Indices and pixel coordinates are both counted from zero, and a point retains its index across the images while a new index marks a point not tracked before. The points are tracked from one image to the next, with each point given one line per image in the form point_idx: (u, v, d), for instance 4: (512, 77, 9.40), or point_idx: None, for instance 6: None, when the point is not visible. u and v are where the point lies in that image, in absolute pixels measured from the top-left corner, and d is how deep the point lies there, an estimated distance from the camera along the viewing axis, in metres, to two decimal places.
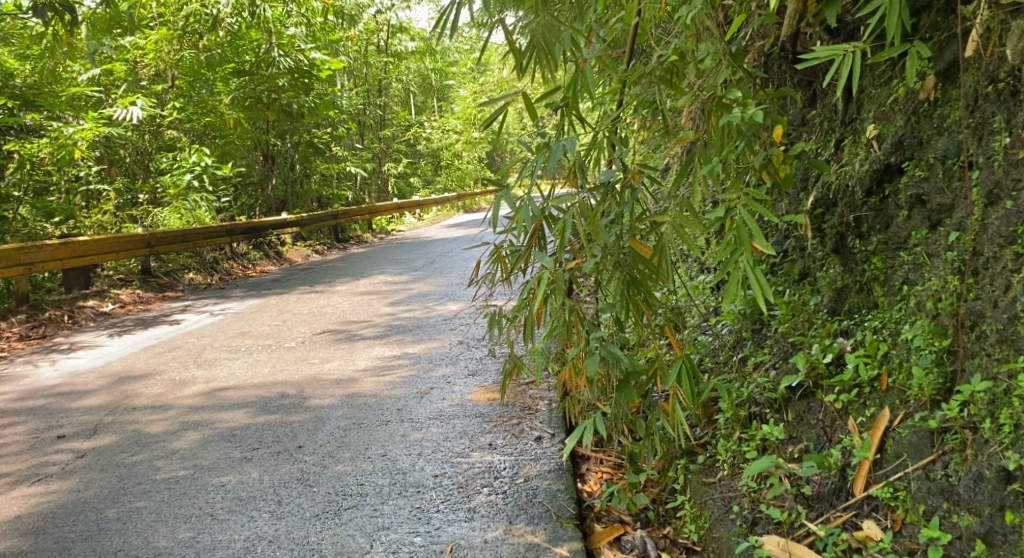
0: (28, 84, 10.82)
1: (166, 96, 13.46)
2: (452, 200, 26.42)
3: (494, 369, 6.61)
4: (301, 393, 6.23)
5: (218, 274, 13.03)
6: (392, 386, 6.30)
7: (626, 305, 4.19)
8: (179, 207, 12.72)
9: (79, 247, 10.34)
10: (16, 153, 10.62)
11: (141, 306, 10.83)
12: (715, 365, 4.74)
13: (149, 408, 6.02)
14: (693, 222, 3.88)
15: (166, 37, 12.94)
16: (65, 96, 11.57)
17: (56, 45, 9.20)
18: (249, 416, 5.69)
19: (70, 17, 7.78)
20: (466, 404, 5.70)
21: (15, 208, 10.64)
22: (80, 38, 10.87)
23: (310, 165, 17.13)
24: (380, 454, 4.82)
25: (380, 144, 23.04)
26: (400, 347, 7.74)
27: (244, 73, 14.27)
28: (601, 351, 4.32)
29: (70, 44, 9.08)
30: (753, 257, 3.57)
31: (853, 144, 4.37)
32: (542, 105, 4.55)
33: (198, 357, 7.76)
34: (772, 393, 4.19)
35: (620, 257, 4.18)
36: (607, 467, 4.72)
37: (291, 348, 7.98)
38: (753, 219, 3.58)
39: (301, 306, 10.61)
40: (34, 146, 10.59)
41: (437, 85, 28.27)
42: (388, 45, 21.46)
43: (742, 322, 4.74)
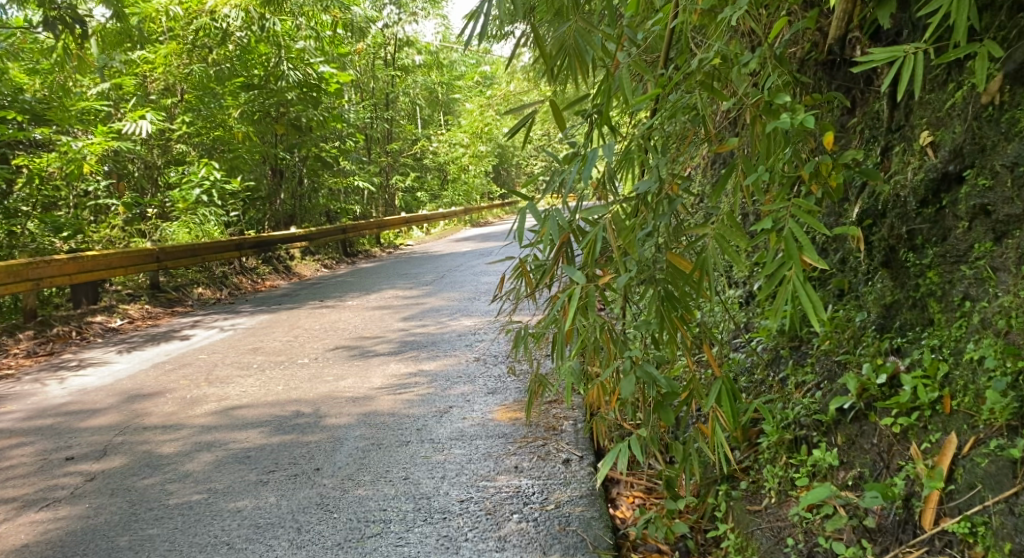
0: (37, 100, 10.94)
1: (175, 109, 13.36)
2: (460, 214, 26.26)
3: (515, 387, 6.41)
4: (317, 412, 6.05)
5: (227, 289, 12.88)
6: (410, 405, 6.10)
7: (662, 321, 3.98)
8: (188, 221, 12.59)
9: (87, 262, 10.18)
10: (25, 168, 10.50)
11: (150, 321, 10.66)
12: (753, 385, 4.54)
13: (160, 427, 5.85)
14: (736, 233, 3.66)
15: (175, 51, 12.84)
16: (76, 111, 11.40)
17: (65, 57, 9.07)
18: (264, 436, 5.51)
19: (79, 28, 7.65)
20: (489, 424, 5.50)
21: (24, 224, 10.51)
22: (91, 52, 10.79)
23: (318, 179, 16.98)
24: (401, 478, 4.62)
25: (387, 158, 22.91)
26: (415, 364, 7.55)
27: (252, 88, 14.01)
28: (636, 372, 4.07)
29: (80, 56, 8.96)
30: (803, 273, 3.36)
31: (904, 152, 4.17)
32: (571, 112, 4.36)
33: (209, 375, 7.58)
34: (822, 415, 4.00)
35: (655, 272, 4.01)
36: (638, 491, 4.52)
37: (304, 365, 7.80)
38: (801, 231, 3.36)
39: (312, 321, 10.42)
40: (43, 160, 10.48)
41: (443, 99, 28.16)
42: (395, 58, 21.37)
43: (779, 339, 4.54)
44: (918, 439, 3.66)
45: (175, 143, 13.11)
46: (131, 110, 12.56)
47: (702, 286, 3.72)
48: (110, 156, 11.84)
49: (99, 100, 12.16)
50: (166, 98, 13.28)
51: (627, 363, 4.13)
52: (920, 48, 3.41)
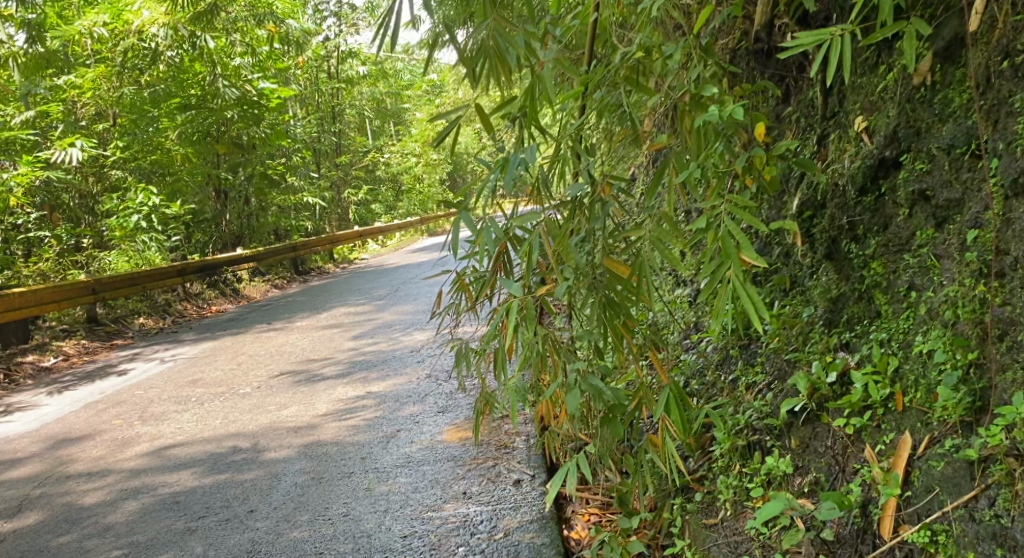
0: None
1: (107, 134, 13.02)
2: (415, 223, 25.89)
3: (466, 405, 6.14)
4: (256, 446, 5.74)
5: (171, 317, 12.47)
6: (354, 432, 5.82)
7: (604, 330, 3.73)
8: (127, 250, 12.22)
9: (15, 299, 9.76)
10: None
11: (86, 357, 10.26)
12: (707, 390, 4.29)
13: (86, 474, 5.53)
14: (672, 235, 3.38)
15: (104, 75, 12.38)
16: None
17: None
18: (196, 477, 5.20)
19: None
20: (437, 446, 5.24)
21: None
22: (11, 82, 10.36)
23: (267, 199, 16.55)
24: (341, 514, 4.36)
25: (336, 172, 22.50)
26: (363, 386, 7.25)
27: (189, 107, 13.60)
28: (581, 385, 3.80)
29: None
30: (743, 272, 3.07)
31: (838, 139, 4.00)
32: (498, 116, 4.13)
33: (144, 412, 7.22)
34: (772, 419, 3.79)
35: (594, 278, 3.76)
36: (594, 508, 4.27)
37: (246, 395, 7.47)
38: (737, 228, 3.10)
39: (258, 346, 10.07)
40: None
41: (392, 108, 27.73)
42: (339, 70, 21.01)
43: (727, 337, 4.32)
44: (871, 439, 3.48)
45: (109, 169, 12.73)
46: (59, 138, 12.16)
47: (640, 293, 3.47)
48: (40, 188, 11.37)
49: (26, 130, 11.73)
50: (99, 122, 12.96)
51: (571, 376, 3.84)
52: (847, 29, 3.22)
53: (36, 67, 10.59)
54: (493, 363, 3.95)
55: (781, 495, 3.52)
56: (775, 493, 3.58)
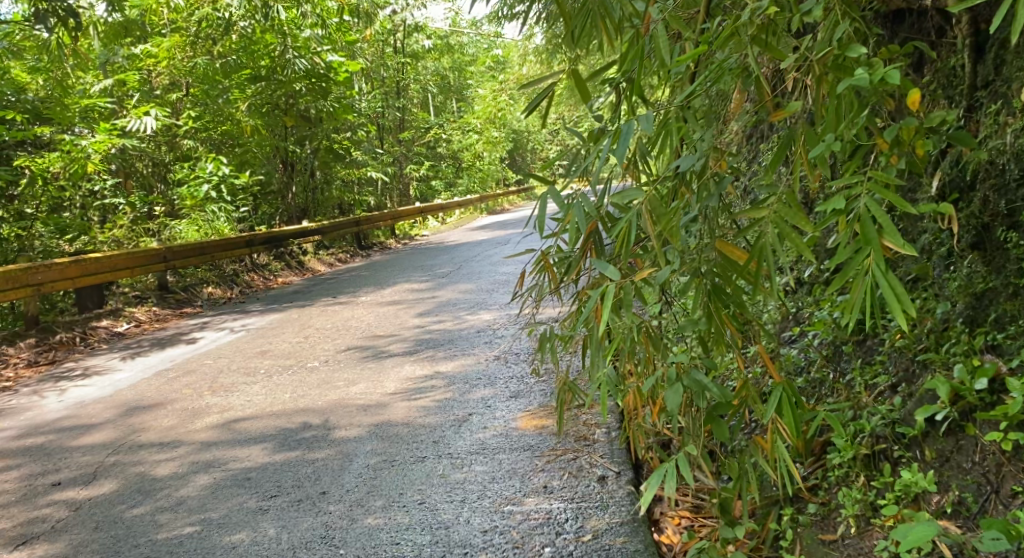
0: (41, 99, 10.59)
1: (181, 104, 12.95)
2: (474, 201, 25.75)
3: (540, 390, 5.88)
4: (326, 423, 5.55)
5: (239, 287, 12.40)
6: (425, 413, 5.59)
7: (710, 321, 3.41)
8: (197, 219, 12.16)
9: (91, 264, 9.73)
10: (26, 169, 10.02)
11: (158, 324, 10.21)
12: (826, 389, 3.98)
13: (157, 445, 5.37)
14: (798, 217, 3.05)
15: (178, 44, 12.41)
16: (78, 109, 11.07)
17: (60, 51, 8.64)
18: (267, 453, 5.02)
19: (73, 21, 7.19)
20: (512, 434, 4.99)
21: (28, 226, 10.06)
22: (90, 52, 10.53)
23: (331, 172, 16.45)
24: (416, 502, 4.13)
25: (400, 148, 22.39)
26: (431, 365, 7.04)
27: (259, 79, 13.57)
28: (683, 380, 3.48)
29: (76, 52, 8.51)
30: (886, 260, 2.80)
31: (996, 113, 3.63)
32: (596, 81, 3.83)
33: (213, 383, 7.09)
34: (905, 428, 3.48)
35: (701, 263, 3.44)
36: (685, 511, 3.99)
37: (314, 369, 7.31)
38: (879, 209, 2.82)
39: (324, 320, 9.92)
40: (46, 160, 10.01)
41: (456, 85, 27.54)
42: (406, 46, 20.88)
43: (837, 332, 4.05)
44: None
45: (182, 138, 12.64)
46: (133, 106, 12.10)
47: (757, 281, 3.14)
48: (117, 155, 11.40)
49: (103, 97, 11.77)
50: (172, 92, 12.84)
51: (670, 369, 3.52)
52: None
53: (114, 35, 10.56)
54: (582, 350, 3.69)
55: (923, 518, 3.19)
56: (914, 513, 3.24)
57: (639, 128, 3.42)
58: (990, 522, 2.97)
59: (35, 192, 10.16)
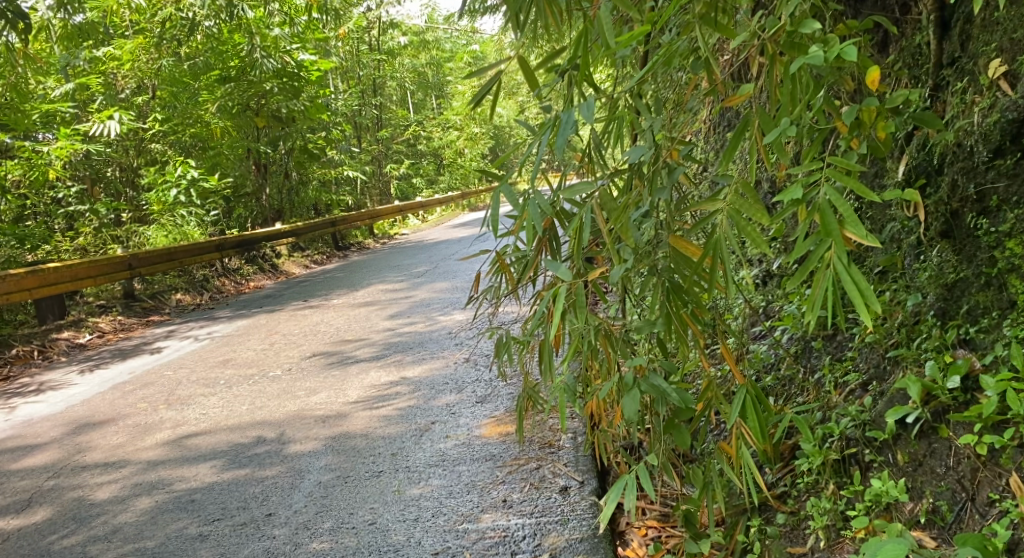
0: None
1: (148, 108, 12.58)
2: (456, 197, 25.48)
3: (507, 394, 5.63)
4: (282, 437, 5.29)
5: (208, 293, 12.07)
6: (386, 423, 5.34)
7: (667, 321, 3.16)
8: (166, 224, 11.87)
9: (50, 274, 9.42)
10: None
11: (121, 334, 9.92)
12: (797, 389, 3.77)
13: (103, 465, 5.11)
14: (755, 209, 2.81)
15: (143, 46, 11.84)
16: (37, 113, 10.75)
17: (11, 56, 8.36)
18: (215, 472, 4.77)
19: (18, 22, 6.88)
20: (474, 443, 4.75)
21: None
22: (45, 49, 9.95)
23: (306, 172, 16.14)
24: (366, 522, 3.92)
25: (377, 146, 22.10)
26: (398, 370, 6.78)
27: (228, 80, 13.21)
28: (642, 386, 3.24)
29: (29, 56, 8.19)
30: (847, 253, 2.62)
31: (964, 91, 3.42)
32: (545, 69, 3.61)
33: (171, 395, 6.82)
34: (875, 430, 3.25)
35: (657, 260, 3.19)
36: (652, 520, 3.75)
37: (276, 378, 7.05)
38: (840, 199, 2.64)
39: (293, 325, 9.64)
40: (5, 167, 9.86)
41: (434, 80, 27.18)
42: (381, 42, 20.60)
43: (808, 328, 3.84)
44: (1014, 465, 2.92)
45: (149, 142, 12.39)
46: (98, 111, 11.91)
47: (713, 279, 2.91)
48: (81, 163, 11.21)
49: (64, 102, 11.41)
50: (138, 95, 12.49)
51: (628, 374, 3.27)
52: None
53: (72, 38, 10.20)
54: (536, 355, 3.46)
55: (895, 533, 2.98)
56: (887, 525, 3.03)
57: (586, 116, 3.19)
58: (965, 539, 2.76)
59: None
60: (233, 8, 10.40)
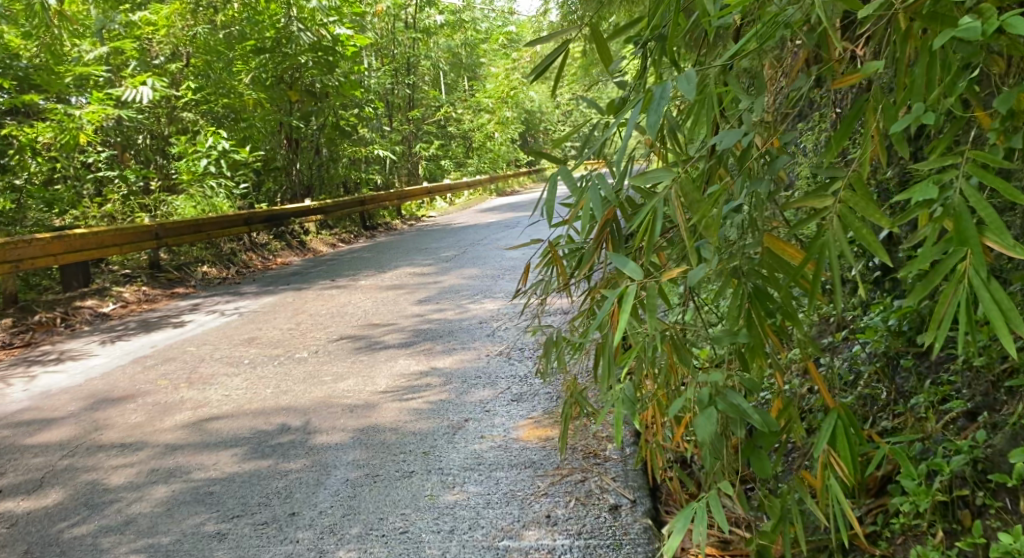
0: (35, 64, 9.90)
1: (180, 75, 12.16)
2: (483, 181, 25.14)
3: (545, 393, 5.31)
4: (306, 426, 4.98)
5: (235, 267, 11.80)
6: (416, 418, 5.02)
7: (753, 331, 2.80)
8: (194, 195, 11.60)
9: (75, 241, 9.16)
10: (15, 138, 9.47)
11: (145, 305, 9.65)
12: (885, 412, 3.43)
13: (119, 446, 4.82)
14: (871, 208, 2.43)
15: (178, 11, 11.81)
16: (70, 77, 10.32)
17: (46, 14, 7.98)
18: (236, 461, 4.46)
19: None
20: (512, 447, 4.42)
21: (17, 198, 9.55)
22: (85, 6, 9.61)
23: (337, 149, 15.84)
24: (397, 531, 3.63)
25: (408, 126, 21.79)
26: (427, 360, 6.47)
27: (263, 51, 12.97)
28: (718, 404, 2.87)
29: (65, 17, 7.89)
30: (986, 267, 2.27)
31: None
32: (625, 40, 3.27)
33: (192, 373, 6.52)
34: (999, 474, 2.91)
35: (745, 262, 2.82)
36: (712, 547, 3.42)
37: (302, 361, 6.75)
38: (983, 201, 2.28)
39: (320, 305, 9.35)
40: (35, 130, 9.40)
41: (468, 62, 26.87)
42: (418, 20, 20.34)
43: (895, 341, 3.50)
44: None
45: (180, 111, 11.88)
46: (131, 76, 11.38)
47: (814, 288, 2.52)
48: (113, 128, 10.91)
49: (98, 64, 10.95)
50: (171, 62, 12.18)
51: (703, 391, 2.91)
52: None
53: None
54: (597, 361, 3.11)
55: None
56: None
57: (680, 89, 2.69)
58: None
59: (23, 161, 9.63)
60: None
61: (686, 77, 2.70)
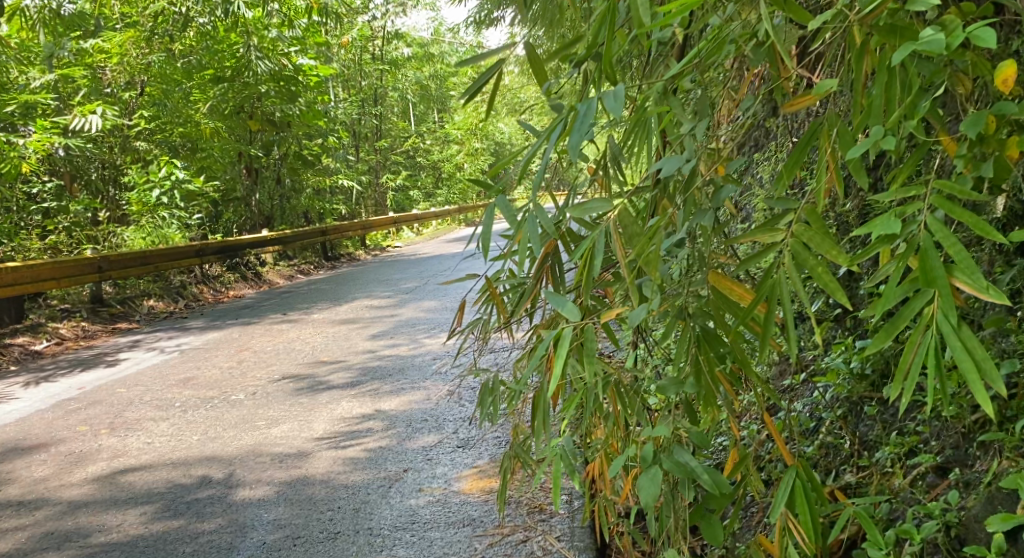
0: None
1: (135, 105, 11.61)
2: (452, 213, 24.87)
3: (494, 439, 4.93)
4: (229, 479, 4.56)
5: (184, 301, 11.31)
6: (350, 468, 4.62)
7: (701, 381, 2.43)
8: (145, 227, 11.10)
9: (7, 275, 8.63)
10: None
11: (83, 342, 9.14)
12: (849, 464, 3.08)
13: (18, 505, 4.38)
14: (828, 243, 2.08)
15: (133, 40, 10.98)
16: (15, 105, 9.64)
17: None
18: (142, 522, 4.05)
19: None
20: (450, 501, 4.05)
21: None
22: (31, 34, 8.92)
23: (299, 179, 15.45)
24: None
25: (374, 157, 21.47)
26: (372, 401, 6.06)
27: (223, 80, 12.60)
28: (665, 463, 2.49)
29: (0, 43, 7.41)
30: (956, 310, 1.93)
31: None
32: (559, 57, 2.94)
33: (118, 418, 6.08)
34: (975, 546, 2.56)
35: (695, 304, 2.44)
36: None
37: (238, 403, 6.32)
38: (953, 236, 1.95)
39: (267, 341, 8.92)
40: None
41: (437, 94, 26.61)
42: (384, 53, 20.12)
43: (858, 388, 3.17)
44: None
45: (132, 140, 11.41)
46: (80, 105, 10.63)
47: (765, 335, 2.14)
48: (62, 159, 10.34)
49: (48, 94, 10.28)
50: (127, 90, 11.48)
51: (647, 447, 2.52)
52: None
53: (61, 29, 9.34)
54: (532, 413, 2.72)
55: None
56: None
57: (610, 106, 2.38)
58: None
59: None
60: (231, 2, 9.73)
61: (617, 94, 2.38)
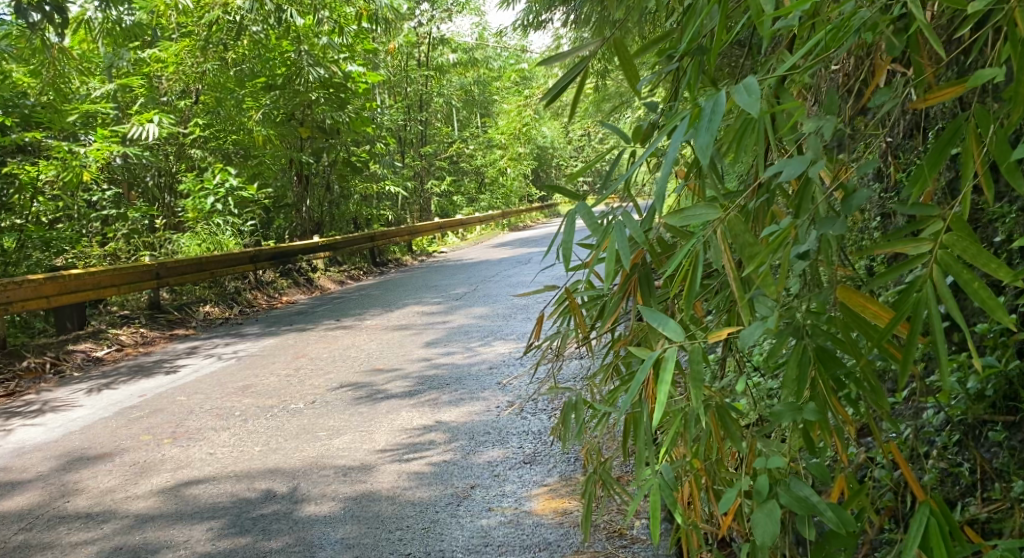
0: (39, 102, 9.21)
1: (190, 113, 11.69)
2: (497, 217, 24.72)
3: (562, 454, 4.77)
4: (294, 494, 4.45)
5: (239, 307, 11.29)
6: (416, 483, 4.48)
7: (823, 405, 2.31)
8: (200, 234, 11.09)
9: (69, 282, 8.65)
10: (14, 177, 8.62)
11: (142, 348, 9.14)
12: (973, 496, 2.93)
13: (84, 518, 4.30)
14: (984, 256, 2.02)
15: (189, 49, 11.19)
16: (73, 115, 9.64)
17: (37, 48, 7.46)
18: (209, 539, 3.96)
19: (50, 24, 6.11)
20: (525, 521, 3.91)
21: (17, 238, 8.68)
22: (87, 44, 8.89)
23: (349, 186, 15.38)
24: None
25: (420, 162, 21.37)
26: (432, 412, 5.93)
27: (274, 88, 12.43)
28: (784, 497, 2.35)
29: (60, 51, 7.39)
30: None
31: None
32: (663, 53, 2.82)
33: (179, 427, 6.01)
34: None
35: (813, 323, 2.29)
36: None
37: (298, 413, 6.22)
38: None
39: (322, 348, 8.84)
40: (36, 168, 8.61)
41: (482, 98, 26.47)
42: (430, 58, 20.00)
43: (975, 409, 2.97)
44: None
45: (188, 147, 11.48)
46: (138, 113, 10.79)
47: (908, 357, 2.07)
48: (121, 167, 10.40)
49: (105, 103, 10.32)
50: (182, 100, 11.62)
51: (763, 480, 2.40)
52: None
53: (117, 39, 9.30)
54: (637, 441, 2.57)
55: None
56: None
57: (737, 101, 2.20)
58: None
59: (25, 201, 8.86)
60: (281, 10, 9.64)
61: (745, 87, 2.20)
